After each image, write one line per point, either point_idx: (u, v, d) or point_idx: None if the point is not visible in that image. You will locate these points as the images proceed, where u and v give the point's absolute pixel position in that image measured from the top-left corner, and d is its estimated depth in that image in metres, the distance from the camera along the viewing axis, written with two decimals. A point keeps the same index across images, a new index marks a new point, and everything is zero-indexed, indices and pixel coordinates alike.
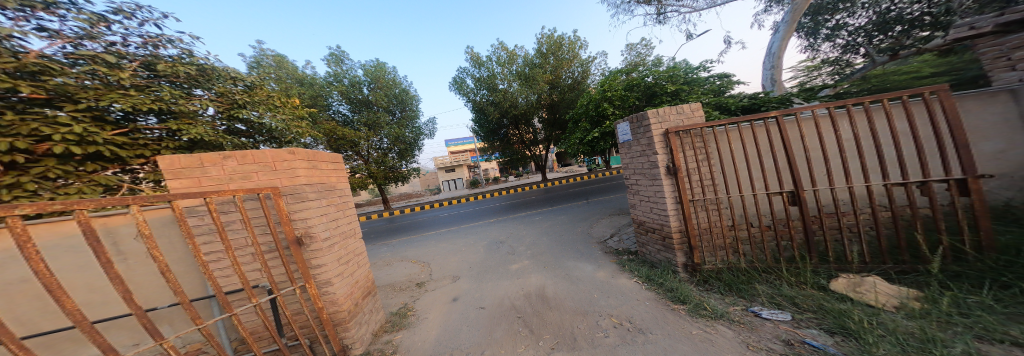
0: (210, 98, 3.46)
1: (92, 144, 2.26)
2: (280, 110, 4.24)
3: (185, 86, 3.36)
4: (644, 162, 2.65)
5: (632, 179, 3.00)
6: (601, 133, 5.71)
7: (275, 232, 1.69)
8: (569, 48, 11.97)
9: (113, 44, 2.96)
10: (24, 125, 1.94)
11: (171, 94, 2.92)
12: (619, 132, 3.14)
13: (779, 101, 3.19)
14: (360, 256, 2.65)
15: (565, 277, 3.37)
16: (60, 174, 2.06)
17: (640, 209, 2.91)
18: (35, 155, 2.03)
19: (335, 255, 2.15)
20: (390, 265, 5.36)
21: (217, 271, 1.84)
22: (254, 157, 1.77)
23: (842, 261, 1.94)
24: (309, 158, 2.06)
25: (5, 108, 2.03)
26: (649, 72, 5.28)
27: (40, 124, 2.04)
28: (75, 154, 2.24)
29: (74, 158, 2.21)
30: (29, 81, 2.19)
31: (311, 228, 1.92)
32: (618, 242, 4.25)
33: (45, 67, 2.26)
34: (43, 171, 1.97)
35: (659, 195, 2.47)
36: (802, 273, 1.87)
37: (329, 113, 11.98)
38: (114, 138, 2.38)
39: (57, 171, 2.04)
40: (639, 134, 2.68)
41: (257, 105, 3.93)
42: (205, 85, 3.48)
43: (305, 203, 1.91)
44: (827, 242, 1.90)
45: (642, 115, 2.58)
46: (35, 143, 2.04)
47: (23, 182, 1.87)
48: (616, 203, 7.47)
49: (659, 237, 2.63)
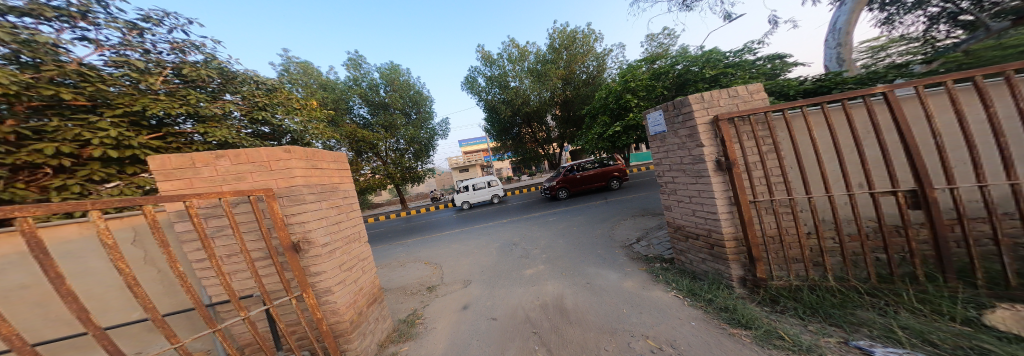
0: (235, 102, 3.49)
1: (130, 148, 2.22)
2: (297, 111, 4.25)
3: (214, 91, 3.42)
4: (684, 156, 2.28)
5: (666, 177, 2.63)
6: (623, 127, 5.30)
7: (269, 238, 1.52)
8: (584, 42, 11.51)
9: (148, 52, 3.03)
10: (68, 131, 1.94)
11: (195, 97, 2.92)
12: (649, 123, 2.78)
13: (859, 82, 2.71)
14: (365, 261, 2.48)
15: (587, 287, 3.05)
16: (105, 177, 2.05)
17: (677, 211, 2.53)
18: (80, 159, 2.02)
19: (336, 261, 1.99)
20: (403, 266, 5.27)
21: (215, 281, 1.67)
22: (248, 156, 1.60)
23: (991, 284, 1.48)
24: (309, 157, 1.90)
25: (53, 115, 2.08)
26: (679, 59, 4.79)
27: (83, 129, 2.03)
28: (121, 158, 2.23)
29: (119, 162, 2.19)
30: (69, 87, 2.19)
31: (309, 232, 1.77)
32: (646, 247, 3.84)
33: (86, 76, 2.26)
34: (89, 174, 1.97)
35: (706, 195, 2.11)
36: (931, 299, 1.45)
37: (349, 117, 12.31)
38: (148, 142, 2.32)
39: (102, 173, 2.03)
40: (677, 125, 2.30)
41: (277, 107, 3.94)
42: (232, 89, 3.52)
43: (303, 207, 1.75)
44: (967, 258, 1.45)
45: (681, 102, 2.21)
46: (80, 147, 2.03)
47: (70, 184, 1.88)
48: (638, 203, 6.99)
49: (705, 244, 2.25)
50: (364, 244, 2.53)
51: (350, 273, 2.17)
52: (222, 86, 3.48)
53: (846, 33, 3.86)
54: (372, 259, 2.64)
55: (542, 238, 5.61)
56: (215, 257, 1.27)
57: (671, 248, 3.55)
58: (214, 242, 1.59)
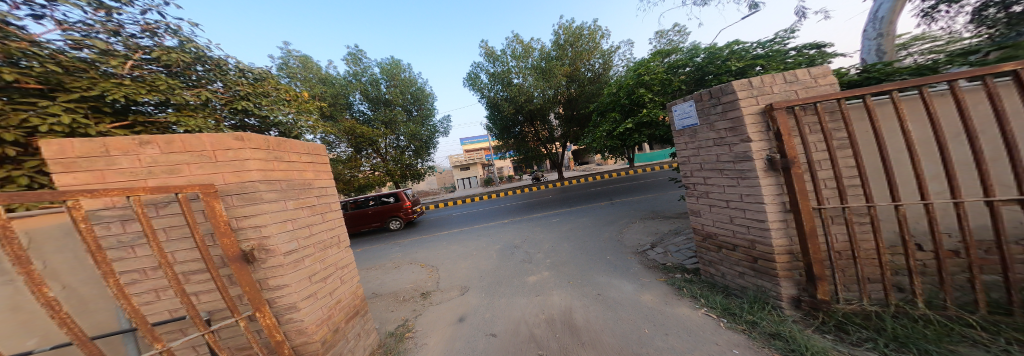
0: (215, 90, 3.04)
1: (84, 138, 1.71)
2: (284, 102, 3.90)
3: (196, 81, 2.98)
4: (724, 153, 1.96)
5: (696, 178, 2.30)
6: (636, 124, 4.94)
7: (203, 246, 1.21)
8: (590, 38, 11.16)
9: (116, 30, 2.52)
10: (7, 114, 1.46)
11: (166, 83, 2.47)
12: (676, 115, 2.44)
13: (919, 71, 2.37)
14: (347, 267, 2.15)
15: (599, 299, 2.72)
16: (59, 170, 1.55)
17: (708, 217, 2.20)
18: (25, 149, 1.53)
19: (304, 272, 1.64)
20: (398, 268, 4.94)
21: (138, 297, 1.32)
22: (185, 143, 1.26)
23: None
24: (273, 147, 1.56)
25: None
26: (698, 51, 4.41)
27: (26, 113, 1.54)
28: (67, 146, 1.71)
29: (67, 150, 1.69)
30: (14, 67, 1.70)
31: (268, 238, 1.44)
32: (662, 255, 3.49)
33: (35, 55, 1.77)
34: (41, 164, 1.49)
35: (750, 200, 1.78)
36: None
37: (350, 114, 11.99)
38: (112, 130, 1.84)
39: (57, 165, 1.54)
40: (717, 115, 1.98)
41: (260, 97, 3.49)
42: (212, 77, 3.07)
43: (261, 207, 1.41)
44: None
45: (722, 89, 1.89)
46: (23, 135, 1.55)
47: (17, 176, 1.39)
48: (647, 205, 6.65)
49: (744, 256, 1.90)
50: (346, 249, 2.19)
51: (323, 285, 1.82)
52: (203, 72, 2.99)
53: (889, 21, 3.50)
54: (356, 267, 2.29)
55: (546, 240, 5.26)
56: (112, 273, 0.99)
57: (692, 257, 3.21)
58: (134, 250, 1.28)
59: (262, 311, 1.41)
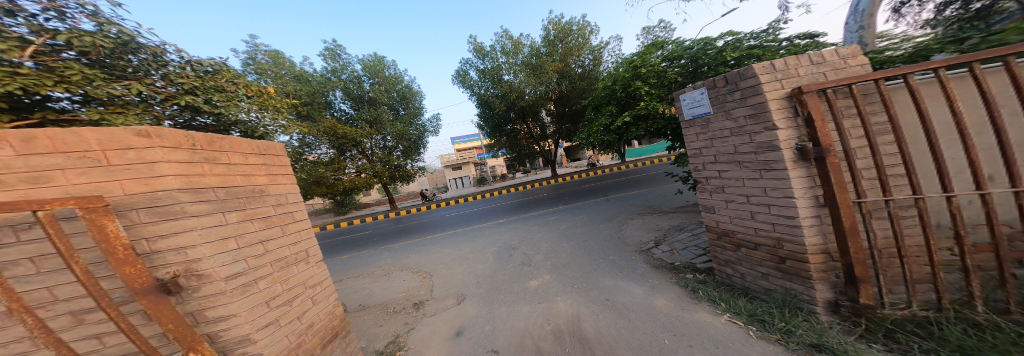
0: (165, 81, 2.21)
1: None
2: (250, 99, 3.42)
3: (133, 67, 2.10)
4: (743, 144, 1.79)
5: (710, 171, 2.15)
6: (632, 117, 4.80)
7: (90, 278, 0.87)
8: (579, 34, 11.05)
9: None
10: None
11: (83, 74, 1.73)
12: (683, 104, 2.29)
13: (910, 58, 2.15)
14: (319, 287, 1.79)
15: (607, 305, 2.52)
16: None
17: (724, 214, 2.07)
18: None
19: (257, 298, 1.31)
20: (387, 276, 4.56)
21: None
22: (57, 141, 0.92)
23: None
24: (201, 147, 1.24)
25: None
26: (694, 41, 4.27)
27: None
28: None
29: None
30: None
31: (199, 262, 1.12)
32: (668, 253, 3.42)
33: None
34: None
35: (776, 194, 1.61)
36: None
37: (330, 113, 11.25)
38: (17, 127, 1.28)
39: None
40: (735, 102, 1.80)
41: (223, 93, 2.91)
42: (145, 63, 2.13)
43: (184, 223, 1.11)
44: None
45: (740, 73, 1.71)
46: None
47: None
48: (642, 200, 6.58)
49: (769, 256, 1.78)
50: (318, 265, 1.84)
51: (288, 311, 1.48)
52: (140, 61, 2.10)
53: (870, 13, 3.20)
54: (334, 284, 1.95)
55: (544, 240, 5.05)
56: None
57: (700, 255, 3.12)
58: None
59: (199, 351, 1.07)
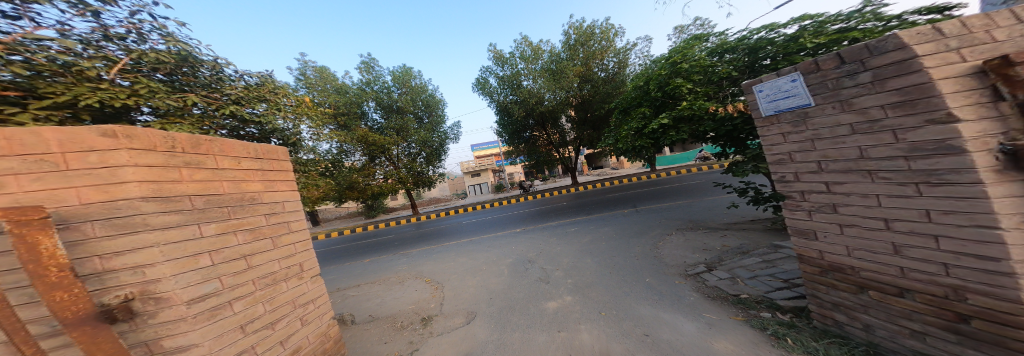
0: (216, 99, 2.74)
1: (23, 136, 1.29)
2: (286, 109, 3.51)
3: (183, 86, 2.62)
4: (877, 145, 1.27)
5: (812, 183, 1.63)
6: (671, 119, 4.19)
7: (3, 307, 0.69)
8: (602, 37, 10.61)
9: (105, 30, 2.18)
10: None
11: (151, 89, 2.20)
12: (761, 97, 1.80)
13: None
14: (310, 305, 1.64)
15: (648, 344, 2.05)
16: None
17: (837, 244, 1.60)
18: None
19: (227, 325, 1.13)
20: (400, 284, 4.39)
21: None
22: (11, 143, 0.76)
23: None
24: (186, 150, 1.10)
25: None
26: (753, 30, 3.58)
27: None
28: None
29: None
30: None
31: (158, 283, 0.94)
32: (727, 281, 2.82)
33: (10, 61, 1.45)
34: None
35: (955, 221, 1.11)
36: None
37: (364, 123, 11.88)
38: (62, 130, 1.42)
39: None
40: (859, 86, 1.29)
41: (253, 101, 3.04)
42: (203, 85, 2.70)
43: (145, 238, 0.92)
44: None
45: (870, 46, 1.21)
46: None
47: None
48: (679, 213, 5.83)
49: (931, 310, 1.31)
50: (312, 282, 1.69)
51: (269, 336, 1.33)
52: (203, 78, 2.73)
53: None
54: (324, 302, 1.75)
55: (566, 254, 4.59)
56: None
57: (775, 287, 2.50)
58: None
59: None
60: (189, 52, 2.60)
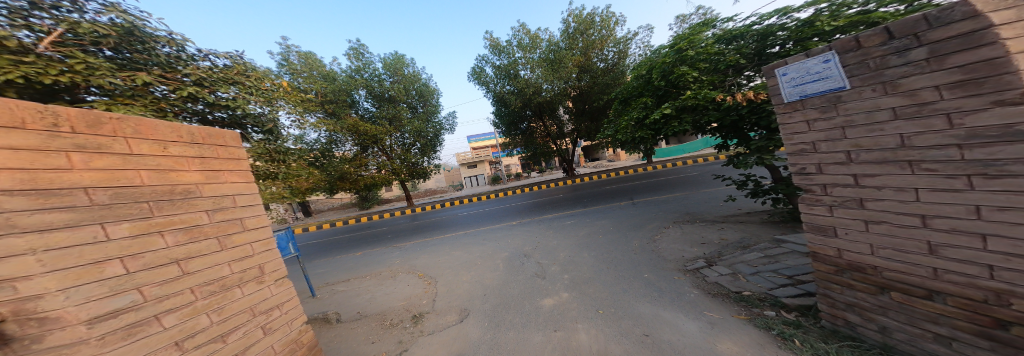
0: (178, 81, 2.44)
1: None
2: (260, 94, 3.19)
3: (139, 64, 2.31)
4: (923, 132, 1.12)
5: (837, 175, 1.48)
6: (674, 110, 3.94)
7: None
8: (603, 26, 10.27)
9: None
10: None
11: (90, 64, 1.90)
12: (786, 81, 1.62)
13: None
14: (275, 312, 1.46)
15: (651, 346, 1.92)
16: None
17: (860, 241, 1.46)
18: None
19: (148, 345, 0.94)
20: (391, 279, 4.21)
21: None
22: None
23: None
24: (77, 129, 0.88)
25: None
26: (763, 15, 3.38)
27: None
28: None
29: None
30: None
31: (40, 299, 0.73)
32: (728, 276, 2.72)
33: None
34: None
35: (1013, 218, 0.96)
36: None
37: (354, 112, 11.39)
38: None
39: None
40: (909, 65, 1.12)
41: (219, 83, 2.74)
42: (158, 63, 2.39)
43: (13, 242, 0.70)
44: None
45: (930, 17, 1.03)
46: None
47: None
48: (677, 206, 5.75)
49: (964, 314, 1.17)
50: (275, 285, 1.50)
51: (215, 351, 1.14)
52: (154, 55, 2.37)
53: None
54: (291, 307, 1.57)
55: (563, 247, 4.46)
56: None
57: (779, 283, 2.41)
58: None
59: None
60: (134, 25, 2.23)
